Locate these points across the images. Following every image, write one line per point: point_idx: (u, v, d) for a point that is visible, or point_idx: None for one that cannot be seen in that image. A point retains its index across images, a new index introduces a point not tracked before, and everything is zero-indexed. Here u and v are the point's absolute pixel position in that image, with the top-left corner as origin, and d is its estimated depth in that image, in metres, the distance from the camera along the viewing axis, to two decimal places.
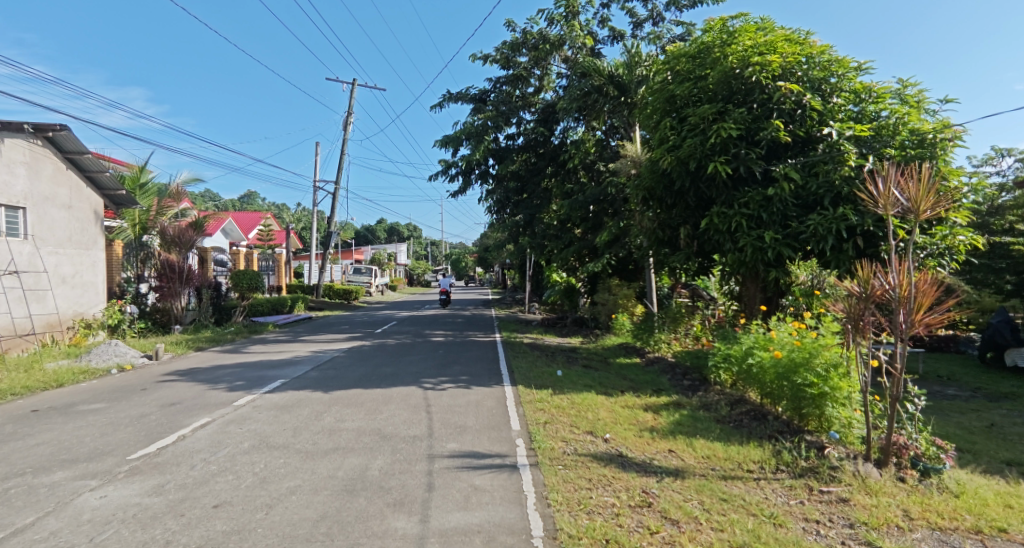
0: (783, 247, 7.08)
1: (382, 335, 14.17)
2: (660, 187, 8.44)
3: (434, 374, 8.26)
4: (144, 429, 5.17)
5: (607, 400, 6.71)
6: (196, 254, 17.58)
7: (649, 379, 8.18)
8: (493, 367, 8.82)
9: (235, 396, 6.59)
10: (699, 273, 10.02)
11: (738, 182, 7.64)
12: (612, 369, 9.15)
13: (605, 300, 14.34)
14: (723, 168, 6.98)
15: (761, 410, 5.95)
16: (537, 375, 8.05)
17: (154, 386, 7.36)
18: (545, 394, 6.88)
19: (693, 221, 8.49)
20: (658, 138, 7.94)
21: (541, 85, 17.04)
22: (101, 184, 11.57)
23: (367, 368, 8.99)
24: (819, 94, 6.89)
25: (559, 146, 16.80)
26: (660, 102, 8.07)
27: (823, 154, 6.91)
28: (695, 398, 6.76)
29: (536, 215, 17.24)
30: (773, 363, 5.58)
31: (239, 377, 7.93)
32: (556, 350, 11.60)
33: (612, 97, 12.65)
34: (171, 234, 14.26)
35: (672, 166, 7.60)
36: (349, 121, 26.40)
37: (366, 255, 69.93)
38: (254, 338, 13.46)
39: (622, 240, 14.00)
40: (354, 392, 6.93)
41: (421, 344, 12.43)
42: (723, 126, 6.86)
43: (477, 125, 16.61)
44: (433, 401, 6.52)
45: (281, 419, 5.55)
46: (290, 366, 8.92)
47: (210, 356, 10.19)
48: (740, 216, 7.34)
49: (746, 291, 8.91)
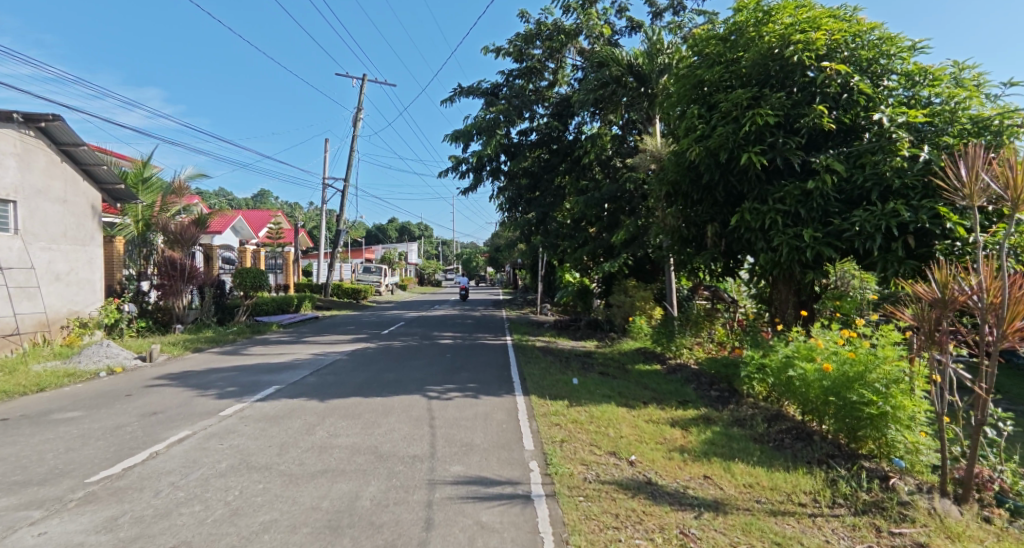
0: (824, 246, 6.40)
1: (389, 336, 13.69)
2: (686, 181, 7.82)
3: (440, 381, 7.70)
4: (115, 443, 4.67)
5: (629, 413, 6.11)
6: (201, 252, 17.23)
7: (673, 389, 7.55)
8: (504, 373, 8.23)
9: (224, 405, 6.10)
10: (725, 275, 9.38)
11: (772, 175, 7.02)
12: (631, 377, 8.52)
13: (621, 302, 13.71)
14: (759, 160, 6.35)
15: (803, 428, 5.26)
16: (551, 384, 7.46)
17: (141, 391, 6.90)
18: (560, 405, 6.29)
19: (721, 219, 7.85)
20: (685, 128, 7.32)
21: (555, 79, 16.55)
22: (98, 177, 11.26)
23: (369, 372, 8.48)
24: (868, 76, 6.19)
25: (573, 141, 16.42)
26: (687, 89, 7.45)
27: (870, 144, 6.22)
28: (725, 412, 6.12)
29: (549, 213, 16.61)
30: (820, 376, 4.93)
31: (232, 382, 7.43)
32: (570, 354, 11.00)
33: (631, 88, 12.02)
34: (174, 230, 13.95)
35: (700, 157, 6.99)
36: (359, 118, 26.02)
37: (376, 254, 69.76)
38: (256, 338, 13.05)
39: (640, 239, 13.39)
40: (353, 402, 6.41)
41: (428, 347, 11.92)
42: (760, 112, 6.22)
43: (488, 119, 16.05)
44: (438, 413, 5.95)
45: (269, 433, 5.02)
46: (288, 370, 8.44)
47: (207, 358, 9.75)
48: (776, 212, 6.70)
49: (778, 295, 8.23)
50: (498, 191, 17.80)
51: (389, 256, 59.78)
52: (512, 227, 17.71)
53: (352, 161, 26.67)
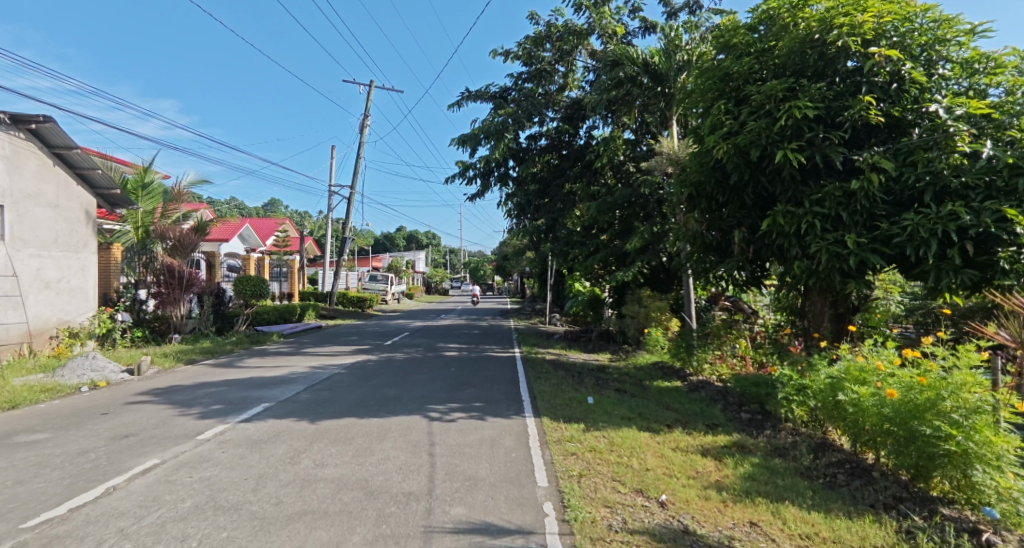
0: (870, 252, 5.75)
1: (392, 347, 13.11)
2: (711, 182, 7.21)
3: (443, 399, 7.09)
4: (72, 472, 4.08)
5: (652, 439, 5.46)
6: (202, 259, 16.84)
7: (699, 410, 6.88)
8: (512, 391, 7.61)
9: (204, 427, 5.51)
10: (752, 285, 8.75)
11: (808, 175, 6.41)
12: (651, 396, 7.85)
13: (635, 312, 13.06)
14: (796, 158, 5.76)
15: (858, 462, 4.56)
16: (564, 403, 6.82)
17: (119, 409, 6.33)
18: (575, 430, 5.64)
19: (750, 223, 7.23)
20: (710, 124, 6.74)
21: (565, 83, 16.09)
22: (94, 182, 10.89)
23: (368, 388, 7.87)
24: (919, 64, 5.60)
25: (584, 146, 15.89)
26: (711, 82, 6.87)
27: (922, 139, 5.61)
28: (762, 439, 5.45)
29: (558, 220, 16.04)
30: (880, 403, 4.26)
31: (219, 399, 6.86)
32: (582, 369, 10.35)
33: (646, 88, 11.45)
34: (173, 236, 13.58)
35: (728, 155, 6.40)
36: (365, 125, 25.76)
37: (383, 263, 69.58)
38: (254, 349, 12.54)
39: (655, 247, 12.84)
40: (347, 423, 5.81)
41: (433, 359, 11.33)
42: (798, 104, 5.62)
43: (496, 123, 15.57)
44: (439, 438, 5.33)
45: (247, 461, 4.42)
46: (281, 386, 7.84)
47: (199, 372, 9.20)
48: (813, 216, 6.09)
49: (812, 307, 7.56)
50: (506, 197, 17.29)
51: (396, 265, 59.50)
52: (521, 235, 17.18)
53: (359, 168, 26.39)
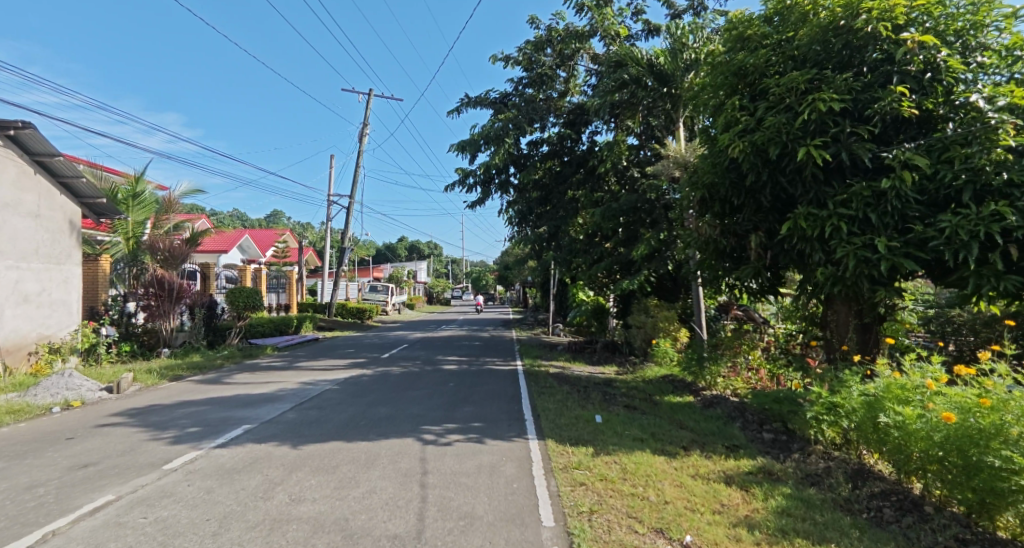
0: (903, 257, 5.27)
1: (388, 360, 12.60)
2: (725, 184, 6.77)
3: (440, 419, 6.58)
4: (11, 512, 3.57)
5: (669, 465, 4.94)
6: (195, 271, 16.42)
7: (716, 429, 6.35)
8: (514, 409, 7.09)
9: (174, 454, 5.00)
10: (767, 294, 8.27)
11: (831, 174, 5.96)
12: (663, 413, 7.31)
13: (642, 323, 12.56)
14: (820, 155, 5.33)
15: (905, 494, 4.03)
16: (570, 423, 6.30)
17: (86, 433, 5.81)
18: (583, 455, 5.12)
19: (767, 227, 6.76)
20: (725, 121, 6.31)
21: (566, 89, 15.83)
22: (78, 191, 10.51)
23: (359, 406, 7.35)
24: (955, 52, 5.17)
25: (587, 151, 15.52)
26: (726, 77, 6.48)
27: (959, 133, 5.16)
28: (790, 464, 4.92)
29: (561, 228, 15.60)
30: (931, 426, 3.74)
31: (197, 421, 6.34)
32: (588, 383, 9.83)
33: (651, 90, 11.07)
34: (163, 247, 13.19)
35: (744, 154, 5.98)
36: (364, 134, 25.56)
37: (384, 274, 69.28)
38: (245, 364, 12.04)
39: (663, 254, 12.40)
40: (332, 448, 5.30)
41: (431, 373, 10.81)
42: (822, 96, 5.18)
43: (496, 128, 15.20)
44: (433, 465, 4.81)
45: (214, 496, 3.90)
46: (267, 404, 7.32)
47: (182, 390, 8.67)
48: (837, 218, 5.63)
49: (834, 316, 7.06)
50: (507, 205, 16.88)
51: (398, 275, 59.17)
52: (522, 243, 16.74)
53: (358, 178, 26.15)
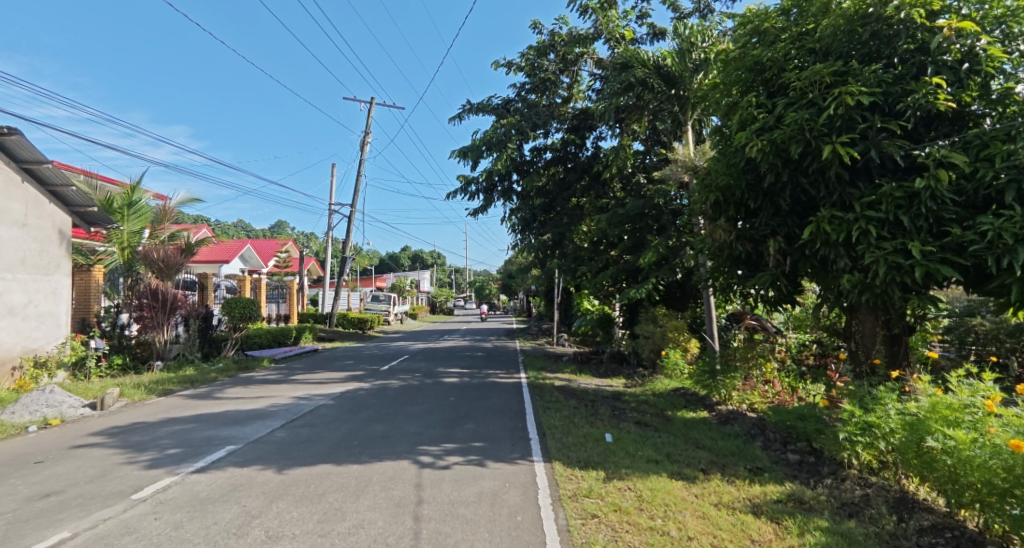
0: (939, 264, 4.84)
1: (388, 373, 12.18)
2: (741, 186, 6.38)
3: (439, 438, 6.13)
4: None
5: (689, 491, 4.48)
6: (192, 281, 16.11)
7: (735, 448, 5.89)
8: (518, 426, 6.65)
9: (147, 480, 4.57)
10: (784, 303, 7.84)
11: (856, 175, 5.57)
12: (677, 430, 6.86)
13: (650, 332, 12.10)
14: (847, 153, 4.94)
15: (960, 530, 3.55)
16: (578, 443, 5.86)
17: (59, 455, 5.40)
18: (594, 480, 4.66)
19: (786, 232, 6.35)
20: (742, 119, 5.95)
21: (570, 94, 15.56)
22: (68, 200, 10.24)
23: (354, 424, 6.91)
24: (995, 40, 4.79)
25: (592, 157, 15.20)
26: (742, 72, 6.13)
27: (1000, 128, 4.77)
28: (822, 490, 4.45)
29: (566, 235, 15.21)
30: (991, 453, 3.28)
31: (179, 441, 5.92)
32: (596, 396, 9.38)
33: (658, 92, 10.76)
34: (157, 257, 12.87)
35: (762, 153, 5.61)
36: (365, 143, 25.42)
37: (386, 283, 69.02)
38: (240, 377, 11.64)
39: (672, 262, 12.05)
40: (320, 472, 4.86)
41: (432, 386, 10.39)
42: (850, 89, 4.80)
43: (499, 134, 14.93)
44: (430, 493, 4.36)
45: (181, 533, 3.47)
46: (256, 422, 6.90)
47: (170, 406, 8.26)
48: (864, 221, 5.24)
49: (858, 327, 6.60)
50: (510, 213, 16.55)
51: (400, 285, 58.97)
52: (525, 251, 16.36)
53: (360, 187, 25.97)
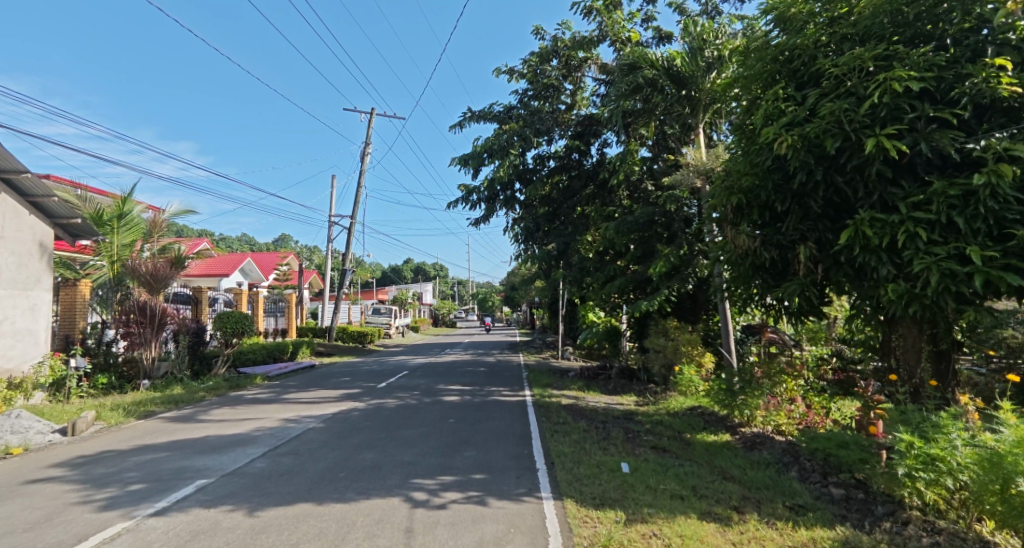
0: (1003, 271, 4.24)
1: (385, 390, 11.55)
2: (766, 186, 5.83)
3: (436, 468, 5.48)
4: None
5: (726, 538, 3.82)
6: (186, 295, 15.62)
7: (768, 479, 5.24)
8: (524, 453, 5.99)
9: (97, 526, 3.94)
10: (810, 315, 7.24)
11: (899, 172, 5.01)
12: (699, 457, 6.22)
13: (661, 346, 11.44)
14: (895, 146, 4.41)
15: None
16: (592, 475, 5.21)
17: (7, 493, 4.77)
18: (613, 524, 4.02)
19: (817, 236, 5.79)
20: (769, 113, 5.44)
21: (573, 101, 15.21)
22: (50, 211, 9.76)
23: (343, 451, 6.26)
24: None
25: (597, 164, 14.73)
26: (767, 64, 5.66)
27: None
28: (880, 536, 3.79)
29: (571, 245, 14.63)
30: None
31: (147, 474, 5.29)
32: (606, 416, 8.75)
33: (669, 94, 10.27)
34: (145, 270, 12.36)
35: (793, 149, 5.08)
36: (364, 154, 25.10)
37: (388, 296, 68.51)
38: (229, 396, 11.02)
39: (683, 271, 11.57)
40: (298, 514, 4.21)
41: (431, 405, 9.75)
42: (898, 74, 4.28)
43: (501, 140, 14.49)
44: (422, 542, 3.71)
45: None
46: (235, 450, 6.25)
47: (147, 431, 7.62)
48: (911, 222, 4.66)
49: (899, 342, 5.98)
50: (513, 222, 16.04)
51: (401, 297, 58.41)
52: (529, 262, 15.82)
53: (359, 198, 25.58)
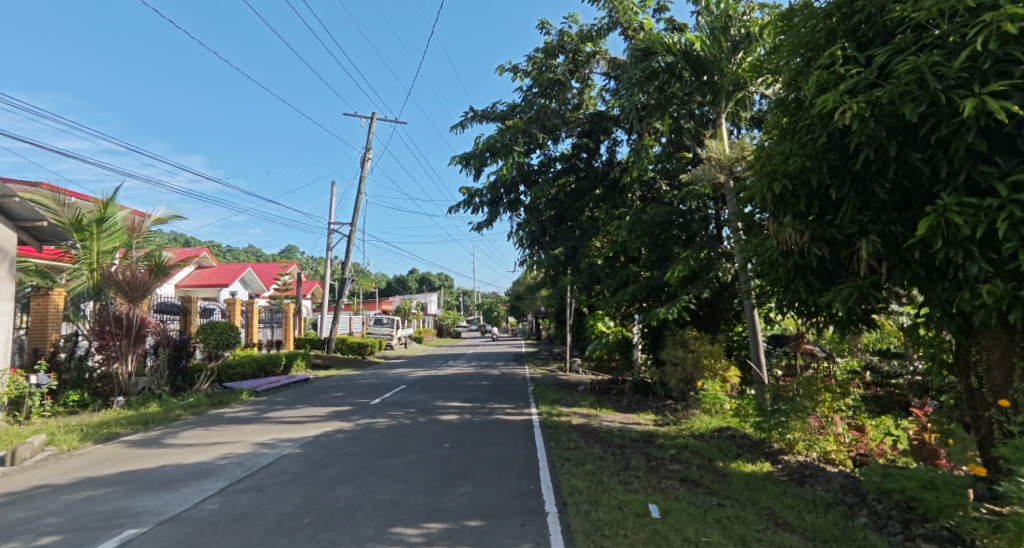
0: None
1: (378, 408, 10.57)
2: (818, 169, 4.89)
3: (422, 512, 4.46)
4: None
5: None
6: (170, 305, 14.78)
7: (834, 527, 4.20)
8: (530, 491, 4.95)
9: None
10: (862, 325, 6.24)
11: (994, 144, 4.05)
12: (739, 493, 5.19)
13: (680, 359, 10.42)
14: (1003, 106, 3.46)
15: None
16: (615, 521, 4.18)
17: None
18: None
19: (880, 229, 4.81)
20: (825, 79, 4.56)
21: (581, 101, 14.46)
22: (14, 212, 8.97)
23: (316, 486, 5.26)
24: None
25: (606, 164, 13.92)
26: (821, 24, 4.81)
27: None
28: None
29: (580, 249, 13.71)
30: None
31: (69, 521, 4.32)
32: (624, 439, 7.74)
33: (687, 81, 9.40)
34: (122, 278, 11.50)
35: (858, 118, 4.17)
36: (365, 160, 24.47)
37: (391, 306, 67.76)
38: (208, 415, 10.10)
39: (703, 275, 10.67)
40: None
41: (427, 426, 8.76)
42: (1010, 11, 3.37)
43: (504, 139, 13.67)
44: None
45: None
46: (188, 485, 5.26)
47: (100, 459, 6.68)
48: (1014, 204, 3.68)
49: (981, 356, 4.94)
50: (517, 226, 15.15)
51: (405, 307, 57.51)
52: (534, 269, 14.89)
53: (360, 205, 24.88)
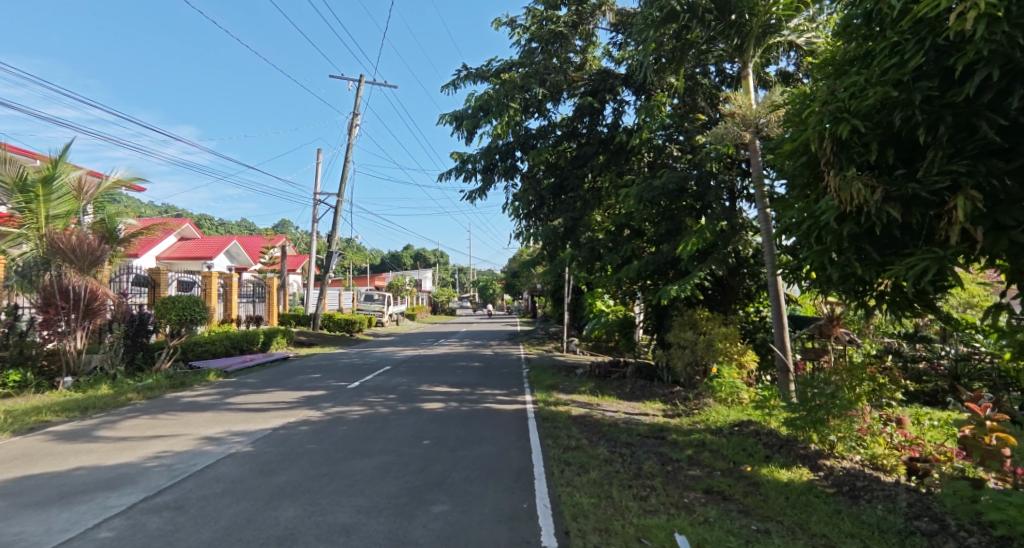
0: None
1: (356, 393, 9.51)
2: (904, 101, 3.73)
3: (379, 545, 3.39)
4: None
5: None
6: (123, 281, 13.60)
7: None
8: (522, 514, 3.90)
9: None
10: (924, 307, 5.16)
11: None
12: (783, 514, 4.16)
13: (688, 342, 9.40)
14: None
15: None
16: None
17: None
18: None
19: (979, 183, 3.69)
20: None
21: (584, 58, 13.10)
22: None
23: (255, 501, 4.18)
24: None
25: (612, 128, 12.57)
26: None
27: None
28: None
29: (580, 221, 12.52)
30: None
31: None
32: (632, 435, 6.70)
33: (709, 24, 8.06)
34: (64, 245, 10.09)
35: (985, 16, 3.00)
36: (352, 125, 22.98)
37: (384, 282, 66.58)
38: (163, 400, 8.98)
39: (718, 249, 9.55)
40: None
41: (408, 415, 7.72)
42: None
43: (500, 96, 12.33)
44: None
45: None
46: (93, 499, 4.15)
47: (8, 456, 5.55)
48: None
49: None
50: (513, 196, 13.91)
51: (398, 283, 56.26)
52: (531, 242, 13.72)
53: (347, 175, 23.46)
